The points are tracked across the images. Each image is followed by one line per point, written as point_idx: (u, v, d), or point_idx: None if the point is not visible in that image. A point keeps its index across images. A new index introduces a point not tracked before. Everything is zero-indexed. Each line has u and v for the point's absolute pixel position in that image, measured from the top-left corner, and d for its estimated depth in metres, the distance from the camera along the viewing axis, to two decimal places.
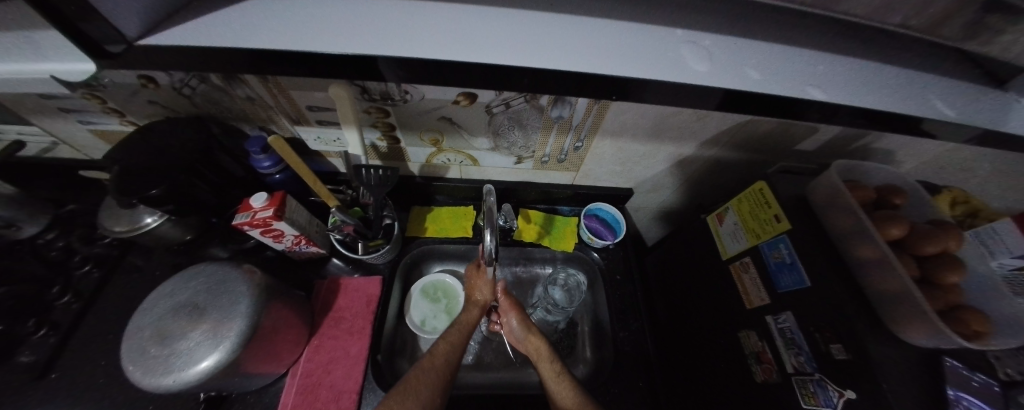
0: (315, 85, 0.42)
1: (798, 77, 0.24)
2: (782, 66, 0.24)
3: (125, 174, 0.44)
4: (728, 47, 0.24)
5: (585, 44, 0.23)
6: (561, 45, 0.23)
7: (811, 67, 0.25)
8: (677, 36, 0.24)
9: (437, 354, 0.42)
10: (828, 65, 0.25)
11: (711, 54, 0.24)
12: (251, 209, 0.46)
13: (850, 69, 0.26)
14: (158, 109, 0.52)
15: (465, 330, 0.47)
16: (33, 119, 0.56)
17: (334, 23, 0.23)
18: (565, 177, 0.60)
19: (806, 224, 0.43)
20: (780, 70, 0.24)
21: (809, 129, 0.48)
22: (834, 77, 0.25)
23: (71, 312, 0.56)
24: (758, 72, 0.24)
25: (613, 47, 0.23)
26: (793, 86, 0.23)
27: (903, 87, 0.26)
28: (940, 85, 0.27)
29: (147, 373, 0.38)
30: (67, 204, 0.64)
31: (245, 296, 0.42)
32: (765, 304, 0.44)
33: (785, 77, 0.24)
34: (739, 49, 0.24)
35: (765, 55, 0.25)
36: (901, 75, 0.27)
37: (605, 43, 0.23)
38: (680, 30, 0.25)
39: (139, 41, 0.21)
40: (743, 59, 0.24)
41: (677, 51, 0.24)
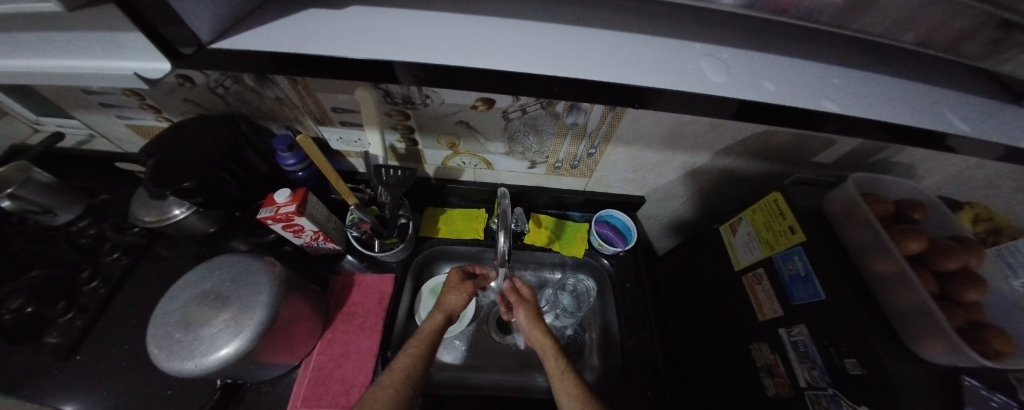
0: (341, 88, 0.44)
1: (818, 90, 0.24)
2: (803, 80, 0.25)
3: (162, 167, 0.46)
4: (749, 60, 0.25)
5: (611, 53, 0.24)
6: (586, 54, 0.24)
7: (830, 81, 0.25)
8: (697, 48, 0.25)
9: (399, 366, 0.42)
10: (848, 79, 0.26)
11: (730, 66, 0.25)
12: (275, 203, 0.48)
13: (870, 84, 0.26)
14: (192, 106, 0.54)
15: (427, 338, 0.45)
16: (75, 112, 0.59)
17: (376, 28, 0.24)
18: (578, 182, 0.61)
19: (821, 236, 0.43)
20: (797, 83, 0.25)
21: (826, 142, 0.48)
22: (854, 90, 0.25)
23: (99, 297, 0.59)
24: (780, 84, 0.24)
25: (635, 57, 0.24)
26: (813, 99, 0.24)
27: (922, 102, 0.26)
28: (958, 100, 0.28)
29: (171, 357, 0.39)
30: (101, 194, 0.68)
31: (266, 287, 0.44)
32: (778, 316, 0.44)
33: (806, 89, 0.24)
34: (757, 62, 0.25)
35: (784, 69, 0.25)
36: (920, 91, 0.27)
37: (627, 53, 0.24)
38: (701, 43, 0.26)
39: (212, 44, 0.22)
40: (760, 71, 0.25)
41: (700, 63, 0.24)
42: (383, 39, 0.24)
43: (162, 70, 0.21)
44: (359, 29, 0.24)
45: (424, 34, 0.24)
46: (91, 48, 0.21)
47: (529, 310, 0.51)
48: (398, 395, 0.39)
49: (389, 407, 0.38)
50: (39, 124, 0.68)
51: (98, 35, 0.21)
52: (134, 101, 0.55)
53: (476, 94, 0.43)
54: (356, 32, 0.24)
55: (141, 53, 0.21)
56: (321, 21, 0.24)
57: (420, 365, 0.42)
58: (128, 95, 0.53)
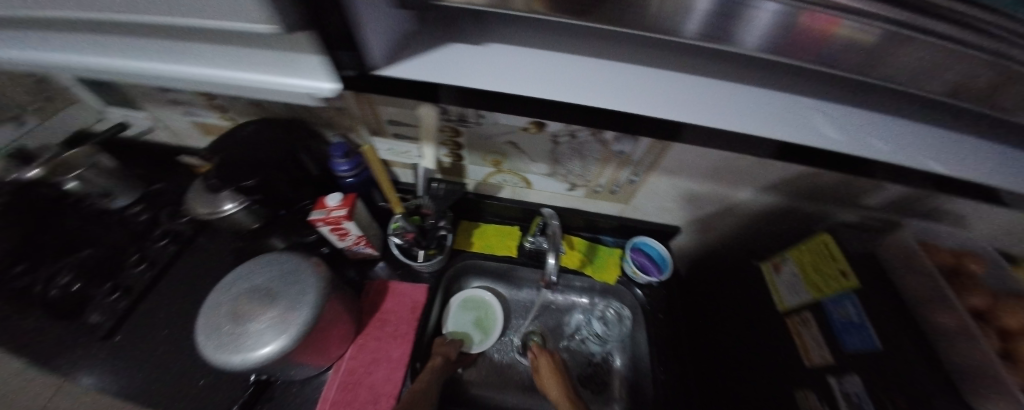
0: (402, 104, 0.47)
1: (867, 132, 0.30)
2: (861, 128, 0.30)
3: (230, 164, 0.49)
4: (801, 110, 0.30)
5: (654, 99, 0.28)
6: (727, 108, 0.29)
7: (878, 126, 0.30)
8: (806, 104, 0.30)
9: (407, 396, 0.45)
10: (889, 131, 0.30)
11: (839, 122, 0.30)
12: (325, 206, 0.50)
13: (901, 136, 0.30)
14: (257, 109, 0.58)
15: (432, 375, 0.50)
16: (146, 106, 0.64)
17: (491, 70, 0.29)
18: (614, 208, 0.62)
19: (871, 283, 0.43)
20: (895, 141, 0.30)
21: (876, 187, 0.47)
22: (896, 141, 0.30)
23: (144, 281, 0.61)
24: (846, 134, 0.29)
25: (762, 111, 0.29)
26: (861, 140, 0.29)
27: (962, 157, 0.30)
28: (977, 149, 0.32)
29: (219, 348, 0.41)
30: (156, 183, 0.72)
31: (313, 287, 0.46)
32: (827, 362, 0.42)
33: (860, 134, 0.29)
34: (859, 121, 0.30)
35: (881, 128, 0.30)
36: (947, 144, 0.31)
37: (756, 109, 0.29)
38: (808, 99, 0.31)
39: (384, 71, 0.28)
40: (864, 129, 0.30)
41: (818, 121, 0.29)
42: (503, 77, 0.29)
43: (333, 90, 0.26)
44: (482, 69, 0.29)
45: (532, 78, 0.29)
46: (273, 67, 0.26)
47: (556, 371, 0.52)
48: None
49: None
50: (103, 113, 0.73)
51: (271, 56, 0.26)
52: (204, 101, 0.58)
53: (530, 118, 0.45)
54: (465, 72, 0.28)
55: (320, 76, 0.26)
56: (456, 62, 0.29)
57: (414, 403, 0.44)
58: (199, 94, 0.57)
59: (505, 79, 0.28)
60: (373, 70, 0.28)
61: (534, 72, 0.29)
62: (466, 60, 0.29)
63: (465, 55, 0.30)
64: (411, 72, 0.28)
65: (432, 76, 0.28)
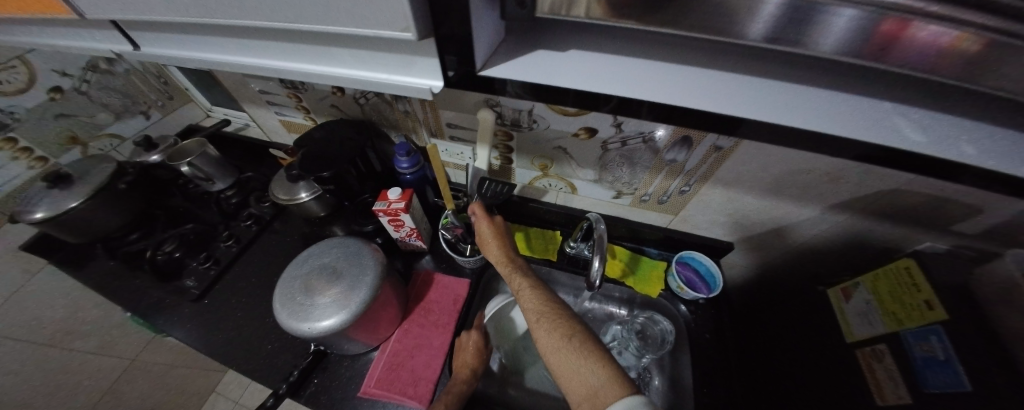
0: (463, 109, 0.51)
1: (955, 134, 0.26)
2: (952, 129, 0.27)
3: (314, 158, 0.57)
4: (881, 109, 0.28)
5: (738, 95, 0.28)
6: (780, 103, 0.27)
7: (971, 129, 0.27)
8: (887, 107, 0.28)
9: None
10: (983, 137, 0.27)
11: (925, 124, 0.27)
12: (387, 199, 0.56)
13: (1010, 144, 0.27)
14: (335, 111, 0.66)
15: (456, 399, 0.49)
16: (248, 106, 0.76)
17: (555, 68, 0.31)
18: (661, 218, 0.60)
19: (967, 320, 0.38)
20: (1003, 151, 0.26)
21: (975, 213, 0.42)
22: (1003, 148, 0.26)
23: (230, 253, 0.71)
24: (931, 134, 0.26)
25: (832, 112, 0.27)
26: (952, 142, 0.26)
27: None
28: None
29: (291, 315, 0.47)
30: (247, 171, 0.84)
31: (371, 271, 0.51)
32: (905, 404, 0.38)
33: (948, 137, 0.26)
34: (950, 126, 0.27)
35: (996, 137, 0.27)
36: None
37: (822, 108, 0.27)
38: (890, 103, 0.28)
39: (481, 71, 0.29)
40: (955, 133, 0.27)
41: (897, 122, 0.27)
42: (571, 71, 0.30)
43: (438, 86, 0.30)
44: (552, 69, 0.30)
45: (603, 74, 0.30)
46: (395, 64, 0.30)
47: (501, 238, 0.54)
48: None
49: None
50: (210, 112, 0.92)
51: (397, 56, 0.30)
52: (294, 103, 0.68)
53: (582, 123, 0.47)
54: (539, 71, 0.30)
55: (430, 75, 0.30)
56: (535, 64, 0.31)
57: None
58: (291, 97, 0.67)
59: (581, 78, 0.29)
60: (478, 72, 0.29)
61: (601, 71, 0.30)
62: (551, 66, 0.31)
63: (549, 60, 0.31)
64: (507, 72, 0.30)
65: (509, 74, 0.30)
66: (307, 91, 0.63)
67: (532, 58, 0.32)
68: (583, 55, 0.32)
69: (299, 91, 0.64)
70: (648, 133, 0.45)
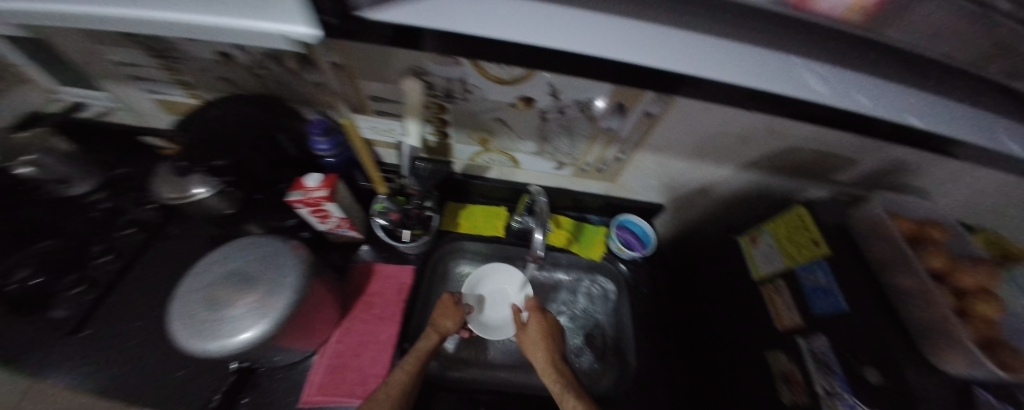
0: (384, 78, 0.45)
1: (858, 86, 0.28)
2: (855, 82, 0.28)
3: (202, 143, 0.46)
4: (791, 64, 0.27)
5: (679, 54, 0.26)
6: (697, 59, 0.26)
7: (877, 85, 0.29)
8: (794, 62, 0.27)
9: (388, 383, 0.44)
10: (885, 90, 0.29)
11: (826, 78, 0.27)
12: (304, 187, 0.48)
13: (903, 94, 0.29)
14: (226, 85, 0.54)
15: (421, 357, 0.47)
16: (106, 83, 0.59)
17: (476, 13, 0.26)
18: (601, 186, 0.62)
19: (843, 251, 0.45)
20: (887, 97, 0.29)
21: (849, 162, 0.49)
22: (894, 96, 0.29)
23: (111, 271, 0.58)
24: (835, 86, 0.28)
25: (742, 65, 0.26)
26: (851, 92, 0.28)
27: (962, 117, 0.30)
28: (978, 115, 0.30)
29: (194, 335, 0.39)
30: (119, 168, 0.67)
31: (293, 271, 0.44)
32: (797, 325, 0.46)
33: (846, 88, 0.27)
34: (849, 77, 0.28)
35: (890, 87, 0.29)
36: (953, 107, 0.30)
37: (735, 64, 0.26)
38: (797, 57, 0.28)
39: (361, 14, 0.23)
40: (852, 84, 0.28)
41: (805, 78, 0.27)
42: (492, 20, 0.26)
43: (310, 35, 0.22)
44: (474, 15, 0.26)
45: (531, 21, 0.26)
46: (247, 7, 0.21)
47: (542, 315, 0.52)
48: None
49: None
50: (54, 93, 0.65)
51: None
52: (168, 76, 0.54)
53: (517, 92, 0.44)
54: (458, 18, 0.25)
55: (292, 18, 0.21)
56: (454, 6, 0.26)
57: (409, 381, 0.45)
58: (162, 69, 0.52)
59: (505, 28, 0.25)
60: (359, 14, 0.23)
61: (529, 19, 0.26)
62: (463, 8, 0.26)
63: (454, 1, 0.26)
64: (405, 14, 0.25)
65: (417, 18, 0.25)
66: (181, 59, 0.50)
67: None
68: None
69: (170, 61, 0.50)
70: (585, 101, 0.44)
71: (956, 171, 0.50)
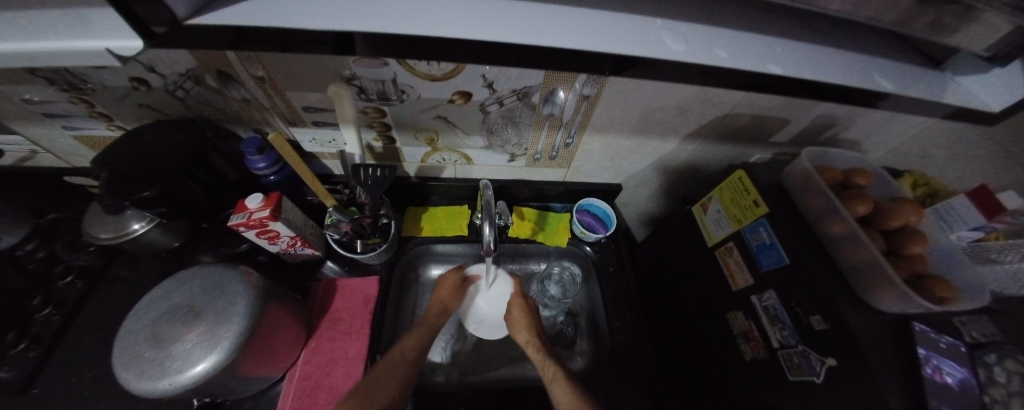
0: (310, 86, 0.43)
1: (763, 57, 0.27)
2: (753, 51, 0.28)
3: (119, 177, 0.42)
4: (649, 28, 0.27)
5: (588, 33, 0.26)
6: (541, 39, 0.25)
7: (774, 52, 0.28)
8: (656, 24, 0.27)
9: (403, 351, 0.46)
10: (781, 54, 0.28)
11: (685, 37, 0.27)
12: (246, 209, 0.46)
13: (802, 58, 0.29)
14: (150, 112, 0.51)
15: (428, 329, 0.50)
16: (14, 125, 0.54)
17: (354, 13, 0.25)
18: (558, 173, 0.63)
19: (783, 208, 0.47)
20: (755, 52, 0.27)
21: (782, 122, 0.52)
22: (791, 59, 0.29)
23: (52, 323, 0.54)
24: (734, 53, 0.27)
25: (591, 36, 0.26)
26: (758, 63, 0.27)
27: (853, 68, 0.30)
28: (860, 61, 0.31)
29: (140, 377, 0.36)
30: (48, 214, 0.62)
31: (243, 296, 0.41)
32: (751, 284, 0.48)
33: (705, 45, 0.27)
34: (712, 37, 0.27)
35: (794, 49, 0.29)
36: (853, 60, 0.31)
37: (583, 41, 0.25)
38: (658, 20, 0.28)
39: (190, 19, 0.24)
40: (714, 42, 0.27)
41: (661, 38, 0.26)
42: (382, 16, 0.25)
43: (133, 48, 0.21)
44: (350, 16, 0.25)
45: (420, 15, 0.26)
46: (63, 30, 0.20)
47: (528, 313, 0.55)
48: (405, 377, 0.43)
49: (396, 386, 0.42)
50: None
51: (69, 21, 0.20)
52: (82, 109, 0.50)
53: (452, 88, 0.43)
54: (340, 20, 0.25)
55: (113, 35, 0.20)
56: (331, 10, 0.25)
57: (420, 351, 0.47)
58: (73, 102, 0.49)
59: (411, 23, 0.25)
60: (185, 20, 0.24)
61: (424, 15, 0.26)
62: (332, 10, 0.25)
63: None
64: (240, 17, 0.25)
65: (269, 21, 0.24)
66: (93, 90, 0.46)
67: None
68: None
69: (80, 92, 0.46)
70: (521, 89, 0.44)
71: (879, 119, 0.53)
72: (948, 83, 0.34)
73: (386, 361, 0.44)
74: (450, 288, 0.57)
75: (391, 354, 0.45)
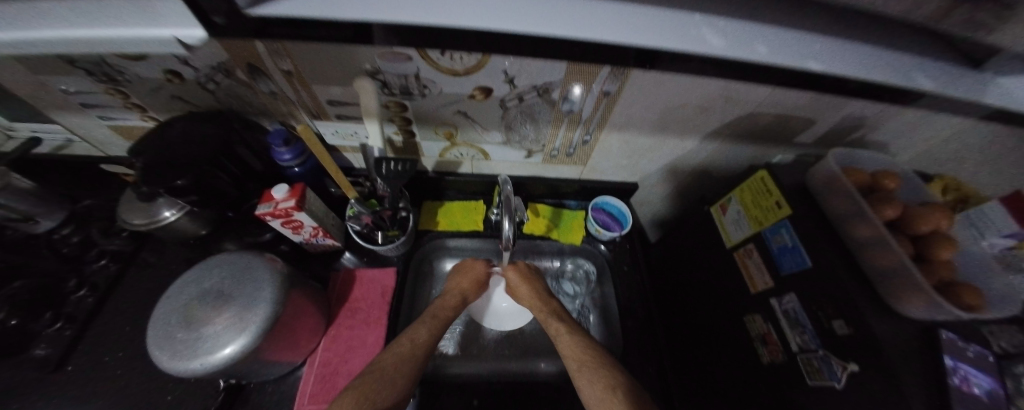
0: (335, 81, 0.44)
1: (801, 53, 0.27)
2: (791, 48, 0.27)
3: (155, 165, 0.44)
4: (687, 23, 0.27)
5: (620, 28, 0.26)
6: (576, 30, 0.25)
7: (815, 46, 0.28)
8: (696, 20, 0.27)
9: (415, 340, 0.45)
10: (820, 50, 0.28)
11: (726, 34, 0.27)
12: (272, 199, 0.47)
13: (844, 56, 0.28)
14: (181, 104, 0.52)
15: (444, 320, 0.50)
16: (53, 114, 0.56)
17: (397, 4, 0.26)
18: (573, 171, 0.63)
19: (805, 210, 0.47)
20: (786, 49, 0.27)
21: (807, 122, 0.51)
22: (829, 53, 0.28)
23: (86, 304, 0.56)
24: (772, 50, 0.27)
25: (621, 26, 0.26)
26: (796, 60, 0.26)
27: (891, 65, 0.29)
28: (901, 59, 0.30)
29: (173, 357, 0.37)
30: (83, 200, 0.64)
31: (269, 283, 0.42)
32: (770, 286, 0.47)
33: (742, 39, 0.27)
34: (747, 30, 0.27)
35: (832, 46, 0.28)
36: (893, 58, 0.30)
37: (615, 30, 0.25)
38: (698, 15, 0.27)
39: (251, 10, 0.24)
40: (752, 38, 0.27)
41: (702, 34, 0.26)
42: (426, 7, 0.26)
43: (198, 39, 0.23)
44: (396, 8, 0.25)
45: (451, 8, 0.26)
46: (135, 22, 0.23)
47: (533, 289, 0.57)
48: (411, 362, 0.42)
49: (405, 374, 0.40)
50: (11, 130, 0.62)
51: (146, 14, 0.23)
52: (118, 100, 0.52)
53: (474, 83, 0.43)
54: (388, 14, 0.25)
55: (182, 23, 0.23)
56: (379, 4, 0.26)
57: (432, 340, 0.46)
58: (110, 93, 0.50)
59: (445, 20, 0.25)
60: (245, 10, 0.24)
61: (460, 6, 0.26)
62: (371, 3, 0.26)
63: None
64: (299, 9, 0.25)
65: (324, 14, 0.24)
66: (128, 81, 0.48)
67: None
68: None
69: (115, 83, 0.48)
70: (542, 85, 0.44)
71: (910, 120, 0.52)
72: (988, 83, 0.33)
73: (397, 348, 0.43)
74: (470, 277, 0.58)
75: (403, 342, 0.44)
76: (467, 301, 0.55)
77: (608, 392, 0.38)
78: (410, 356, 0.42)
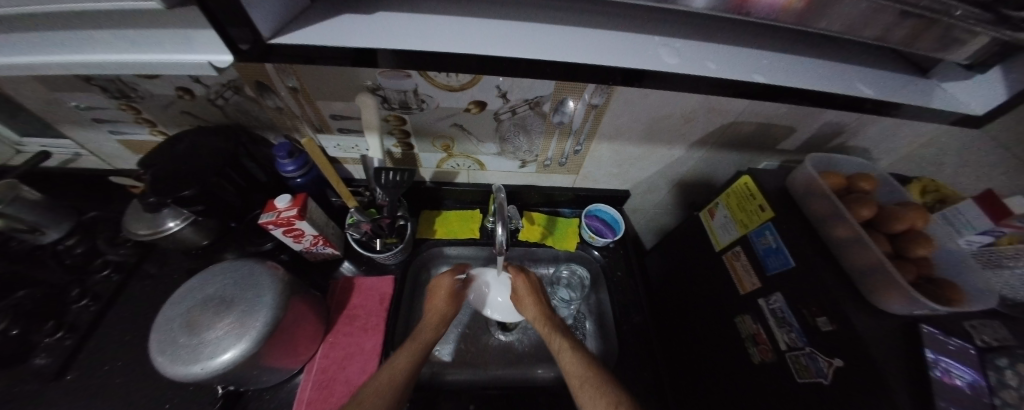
0: (337, 96, 0.46)
1: (751, 67, 0.30)
2: (744, 64, 0.31)
3: (162, 177, 0.46)
4: (648, 44, 0.31)
5: (601, 54, 0.29)
6: (554, 51, 0.28)
7: (764, 61, 0.32)
8: (656, 41, 0.31)
9: (389, 373, 0.44)
10: (765, 66, 0.31)
11: (681, 52, 0.30)
12: (275, 208, 0.49)
13: (788, 70, 0.32)
14: (189, 119, 0.55)
15: (421, 346, 0.48)
16: (66, 130, 0.59)
17: (397, 33, 0.29)
18: (567, 179, 0.65)
19: (788, 214, 0.49)
20: (732, 63, 0.31)
21: (787, 130, 0.53)
22: (782, 69, 0.31)
23: (89, 314, 0.56)
24: (725, 65, 0.30)
25: (601, 47, 0.30)
26: (746, 74, 0.30)
27: (840, 78, 0.33)
28: (853, 73, 0.34)
29: (175, 362, 0.38)
30: (89, 212, 0.66)
31: (271, 289, 0.43)
32: (757, 288, 0.49)
33: (697, 57, 0.30)
34: (702, 51, 0.31)
35: (778, 64, 0.32)
36: (837, 71, 0.33)
37: (590, 53, 0.28)
38: (658, 37, 0.32)
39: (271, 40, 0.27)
40: (704, 56, 0.31)
41: (660, 52, 0.30)
42: (426, 37, 0.29)
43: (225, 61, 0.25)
44: (398, 35, 0.29)
45: (444, 35, 0.29)
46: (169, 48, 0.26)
47: (538, 298, 0.56)
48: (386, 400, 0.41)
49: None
50: (21, 145, 0.65)
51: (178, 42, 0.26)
52: (130, 116, 0.55)
53: (469, 97, 0.46)
54: (396, 41, 0.28)
55: (208, 51, 0.26)
56: (384, 32, 0.29)
57: (409, 368, 0.45)
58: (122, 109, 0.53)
59: (445, 44, 0.28)
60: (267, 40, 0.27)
61: (453, 35, 0.29)
62: (373, 31, 0.29)
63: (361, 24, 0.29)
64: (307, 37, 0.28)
65: (334, 42, 0.28)
66: (140, 98, 0.50)
67: (356, 19, 0.30)
68: (431, 18, 0.31)
69: (128, 100, 0.51)
70: (533, 99, 0.46)
71: (885, 127, 0.54)
72: (932, 94, 0.37)
73: (369, 386, 0.42)
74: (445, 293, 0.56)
75: (375, 378, 0.43)
76: (445, 320, 0.54)
77: (612, 409, 0.39)
78: (384, 394, 0.41)
